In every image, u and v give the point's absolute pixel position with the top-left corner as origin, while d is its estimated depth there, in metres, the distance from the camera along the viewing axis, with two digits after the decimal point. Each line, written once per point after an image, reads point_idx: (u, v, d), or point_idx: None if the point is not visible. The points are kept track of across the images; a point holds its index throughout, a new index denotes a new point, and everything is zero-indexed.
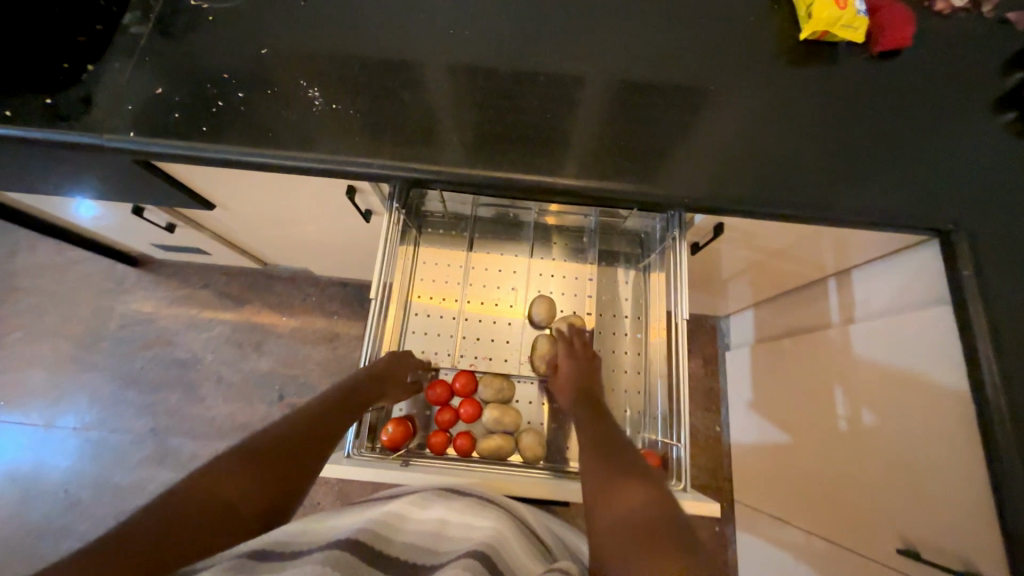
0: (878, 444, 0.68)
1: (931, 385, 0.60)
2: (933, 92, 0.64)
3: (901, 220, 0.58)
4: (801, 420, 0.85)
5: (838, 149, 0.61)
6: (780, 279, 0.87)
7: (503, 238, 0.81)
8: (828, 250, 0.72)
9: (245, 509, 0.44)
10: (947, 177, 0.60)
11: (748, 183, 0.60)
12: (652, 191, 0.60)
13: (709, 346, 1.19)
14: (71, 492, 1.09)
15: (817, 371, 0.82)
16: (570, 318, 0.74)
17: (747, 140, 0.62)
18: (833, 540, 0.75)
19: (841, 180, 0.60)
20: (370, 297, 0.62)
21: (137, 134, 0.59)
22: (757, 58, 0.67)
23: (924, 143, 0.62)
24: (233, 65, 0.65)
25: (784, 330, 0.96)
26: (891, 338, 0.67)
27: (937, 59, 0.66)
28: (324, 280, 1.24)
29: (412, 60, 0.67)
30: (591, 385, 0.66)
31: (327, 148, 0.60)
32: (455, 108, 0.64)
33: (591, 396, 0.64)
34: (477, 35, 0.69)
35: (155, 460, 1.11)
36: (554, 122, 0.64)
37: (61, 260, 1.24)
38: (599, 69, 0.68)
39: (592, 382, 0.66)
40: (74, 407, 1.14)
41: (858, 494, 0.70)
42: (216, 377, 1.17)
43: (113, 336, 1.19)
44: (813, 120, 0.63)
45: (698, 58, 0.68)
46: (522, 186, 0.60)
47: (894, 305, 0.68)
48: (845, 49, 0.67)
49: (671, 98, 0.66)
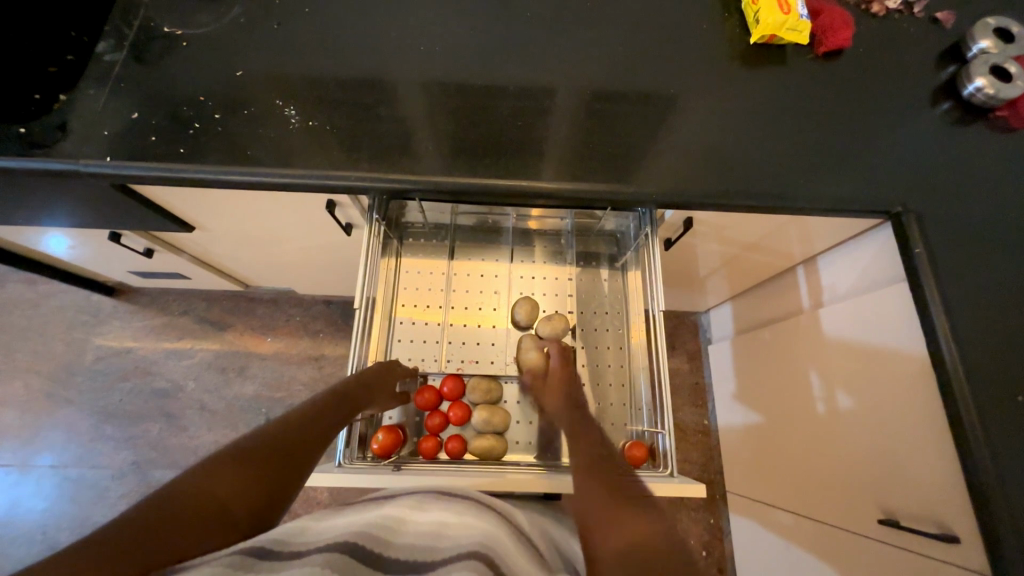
0: (855, 421, 0.70)
1: (897, 357, 0.63)
2: (875, 87, 0.69)
3: (855, 204, 0.62)
4: (782, 405, 0.88)
5: (792, 143, 0.65)
6: (752, 271, 0.90)
7: (483, 244, 0.82)
8: (793, 240, 0.76)
9: (237, 512, 0.43)
10: (894, 164, 0.64)
11: (712, 178, 0.63)
12: (622, 189, 0.62)
13: (692, 342, 1.22)
14: (48, 535, 1.04)
15: (792, 356, 0.86)
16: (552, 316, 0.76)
17: (709, 138, 0.66)
18: (819, 520, 0.77)
19: (798, 171, 0.64)
20: (354, 308, 0.63)
21: (113, 158, 0.59)
22: (712, 62, 0.72)
23: (871, 133, 0.66)
24: (209, 88, 0.66)
25: (761, 320, 0.99)
26: (857, 317, 0.70)
27: (876, 57, 0.71)
28: (307, 300, 1.23)
29: (385, 77, 0.69)
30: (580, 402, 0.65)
31: (305, 163, 0.61)
32: (429, 120, 0.66)
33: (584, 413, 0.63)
34: (448, 51, 0.72)
35: (137, 495, 1.08)
36: (526, 130, 0.66)
37: (32, 295, 1.20)
38: (565, 78, 0.71)
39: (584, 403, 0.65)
40: (50, 446, 1.10)
41: (839, 471, 0.73)
42: (199, 404, 1.15)
43: (90, 370, 1.16)
44: (768, 118, 0.67)
45: (658, 64, 0.72)
46: (499, 191, 0.62)
47: (857, 286, 0.72)
48: (792, 52, 0.72)
49: (635, 102, 0.69)
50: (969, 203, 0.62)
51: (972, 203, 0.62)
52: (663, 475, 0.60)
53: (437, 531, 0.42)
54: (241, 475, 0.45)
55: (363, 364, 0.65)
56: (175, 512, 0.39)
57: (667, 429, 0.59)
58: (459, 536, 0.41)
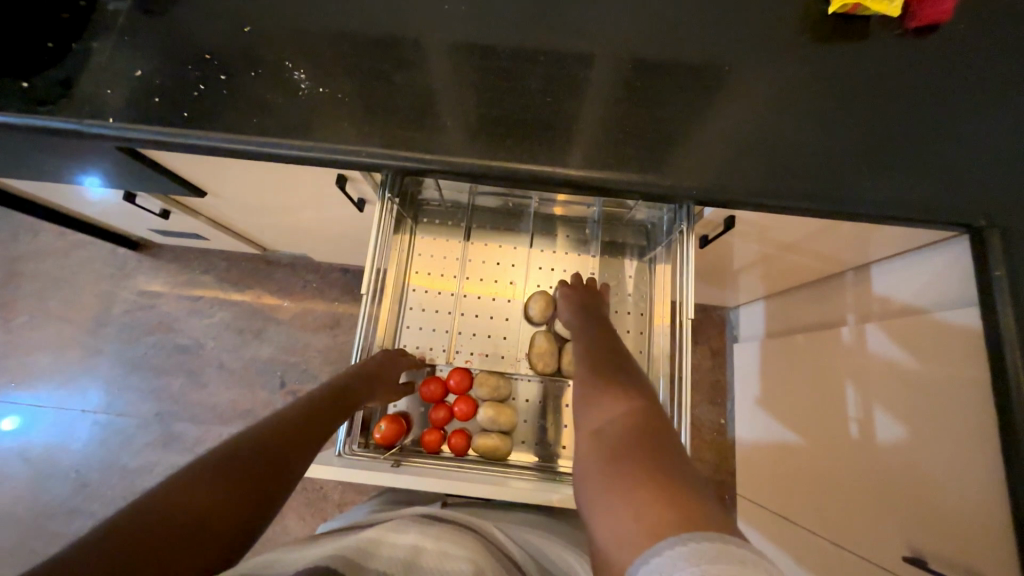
0: (890, 449, 0.65)
1: (950, 391, 0.57)
2: (974, 73, 0.59)
3: (929, 215, 0.54)
4: (810, 418, 0.83)
5: (863, 137, 0.57)
6: (794, 272, 0.83)
7: (502, 228, 0.77)
8: (847, 245, 0.68)
9: (217, 519, 0.40)
10: (984, 168, 0.55)
11: (763, 174, 0.56)
12: (659, 182, 0.56)
13: (717, 338, 1.16)
14: (81, 473, 1.11)
15: (828, 369, 0.79)
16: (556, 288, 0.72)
17: (764, 127, 0.58)
18: (836, 543, 0.73)
19: (866, 172, 0.55)
20: (362, 291, 0.61)
21: (116, 120, 0.56)
22: (778, 35, 0.62)
23: (960, 129, 0.57)
24: (217, 46, 0.61)
25: (796, 324, 0.92)
26: (909, 339, 0.64)
27: (979, 35, 0.60)
28: (324, 267, 1.22)
29: (405, 38, 0.63)
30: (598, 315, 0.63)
31: (313, 134, 0.57)
32: (450, 91, 0.60)
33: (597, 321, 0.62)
34: (476, 11, 0.64)
35: (161, 444, 1.13)
36: (557, 107, 0.60)
37: (62, 245, 1.23)
38: (605, 47, 0.63)
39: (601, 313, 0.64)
40: (81, 391, 1.16)
41: (866, 497, 0.68)
42: (219, 363, 1.17)
43: (117, 321, 1.20)
44: (837, 105, 0.58)
45: (714, 35, 0.63)
46: (521, 176, 0.56)
47: (915, 306, 0.65)
48: (876, 25, 0.61)
49: (682, 79, 0.61)
50: None
51: None
52: None
53: (412, 555, 0.41)
54: (224, 478, 0.42)
55: (368, 353, 0.64)
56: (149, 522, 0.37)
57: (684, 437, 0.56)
58: (433, 562, 0.40)
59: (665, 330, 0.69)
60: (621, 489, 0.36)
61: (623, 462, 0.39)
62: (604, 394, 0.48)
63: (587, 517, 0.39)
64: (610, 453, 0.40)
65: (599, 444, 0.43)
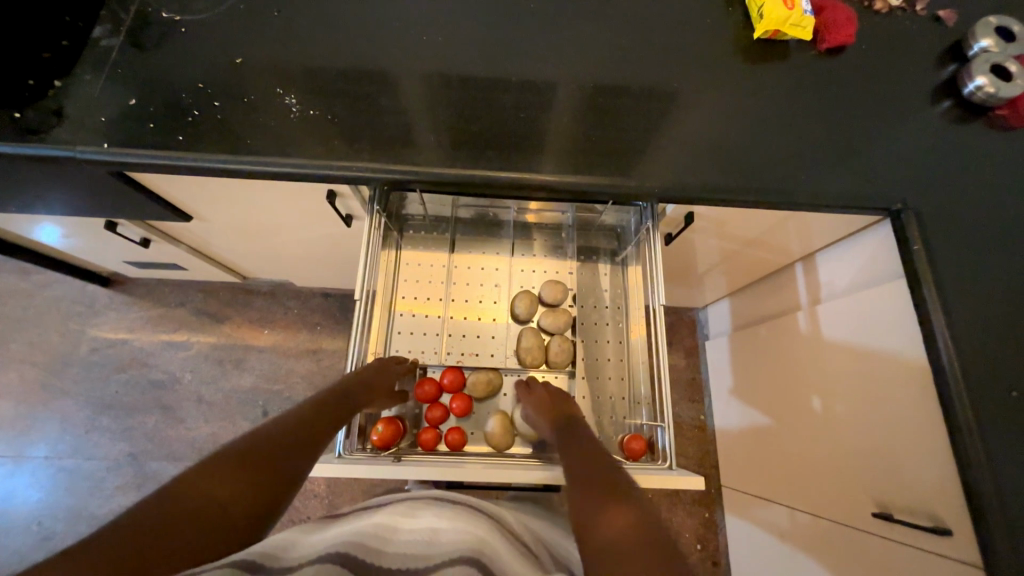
0: (849, 412, 0.71)
1: (892, 349, 0.64)
2: (878, 84, 0.69)
3: (855, 201, 0.62)
4: (779, 400, 0.89)
5: (793, 139, 0.66)
6: (752, 267, 0.91)
7: (484, 238, 0.82)
8: (793, 236, 0.76)
9: (235, 511, 0.44)
10: (895, 161, 0.64)
11: (713, 174, 0.63)
12: (624, 184, 0.62)
13: (689, 338, 1.23)
14: (44, 525, 1.04)
15: (788, 351, 0.87)
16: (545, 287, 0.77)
17: (711, 134, 0.66)
18: (813, 513, 0.78)
19: (798, 167, 0.64)
20: (355, 300, 0.63)
21: (110, 145, 0.59)
22: (715, 57, 0.72)
23: (871, 129, 0.66)
24: (208, 76, 0.65)
25: (758, 316, 0.99)
26: (853, 313, 0.71)
27: (878, 54, 0.71)
28: (304, 292, 1.22)
29: (387, 67, 0.69)
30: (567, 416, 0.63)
31: (304, 153, 0.61)
32: (431, 112, 0.66)
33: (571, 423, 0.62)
34: (450, 43, 0.71)
35: (133, 487, 1.07)
36: (528, 123, 0.66)
37: (26, 285, 1.19)
38: (568, 71, 0.71)
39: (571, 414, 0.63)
40: (45, 436, 1.10)
41: (833, 463, 0.74)
42: (196, 396, 1.14)
43: (85, 361, 1.15)
44: (770, 114, 0.67)
45: (661, 58, 0.72)
46: (501, 184, 0.62)
47: (855, 286, 0.73)
48: (795, 47, 0.71)
49: (637, 97, 0.69)
50: (969, 202, 0.63)
51: (970, 201, 0.63)
52: (662, 467, 0.59)
53: (430, 535, 0.48)
54: (235, 477, 0.46)
55: (364, 361, 0.66)
56: (175, 517, 0.41)
57: (668, 424, 0.59)
58: (451, 536, 0.47)
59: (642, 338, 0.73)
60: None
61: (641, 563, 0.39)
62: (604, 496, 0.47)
63: None
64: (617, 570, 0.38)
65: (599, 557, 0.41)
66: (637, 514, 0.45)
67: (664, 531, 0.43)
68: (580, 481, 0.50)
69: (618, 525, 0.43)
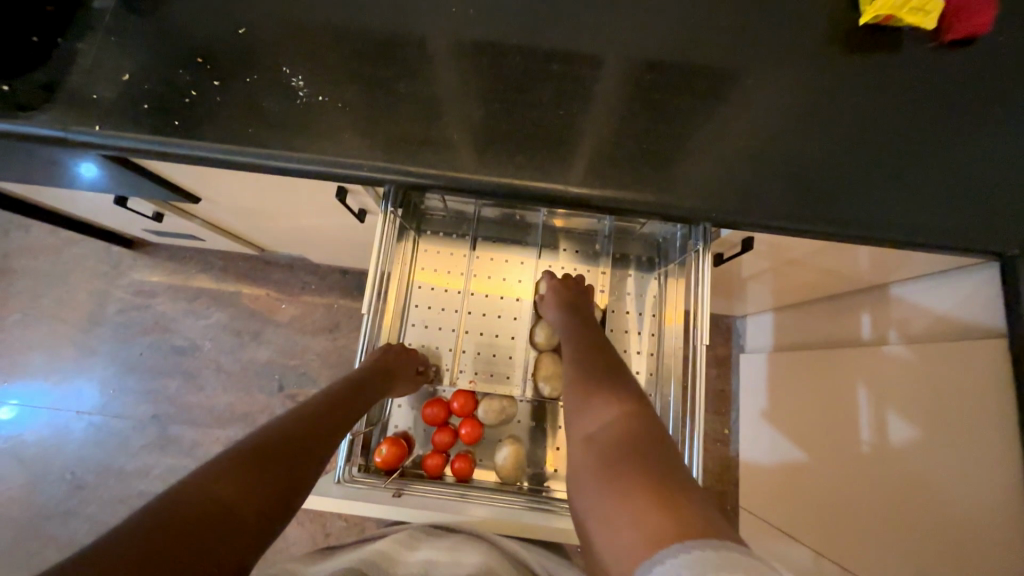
0: (901, 472, 0.64)
1: (972, 412, 0.55)
2: (1010, 91, 0.56)
3: (959, 242, 0.51)
4: (820, 436, 0.81)
5: (891, 158, 0.54)
6: (808, 288, 0.80)
7: (509, 242, 0.75)
8: (866, 265, 0.65)
9: (247, 512, 0.41)
10: (1017, 193, 0.52)
11: (785, 196, 0.53)
12: (676, 202, 0.53)
13: (722, 347, 1.14)
14: (77, 475, 1.10)
15: (839, 387, 0.78)
16: None
17: (788, 144, 0.55)
18: (840, 564, 0.72)
19: (891, 194, 0.53)
20: (367, 290, 0.59)
21: (103, 128, 0.53)
22: (805, 45, 0.59)
23: (994, 150, 0.54)
24: (210, 48, 0.58)
25: (806, 339, 0.90)
26: (928, 365, 0.62)
27: (1017, 49, 0.57)
28: (323, 268, 1.19)
29: (410, 43, 0.59)
30: (579, 308, 0.64)
31: (311, 146, 0.54)
32: (457, 100, 0.57)
33: (579, 311, 0.64)
34: (485, 13, 0.61)
35: (156, 448, 1.11)
36: (568, 119, 0.57)
37: (54, 242, 1.20)
38: (622, 54, 0.59)
39: (584, 306, 0.65)
40: (76, 391, 1.14)
41: (873, 520, 0.67)
42: (215, 365, 1.15)
43: (111, 321, 1.17)
44: (865, 123, 0.55)
45: (738, 43, 0.60)
46: (530, 193, 0.54)
47: (938, 332, 0.62)
48: (910, 37, 0.58)
49: (703, 92, 0.58)
50: None
51: None
52: None
53: None
54: (248, 474, 0.43)
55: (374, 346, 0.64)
56: (186, 515, 0.38)
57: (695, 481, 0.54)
58: None
59: (677, 329, 0.67)
60: (615, 499, 0.40)
61: (617, 460, 0.43)
62: (597, 398, 0.51)
63: (585, 514, 0.42)
64: (604, 459, 0.44)
65: (591, 449, 0.46)
66: (630, 410, 0.48)
67: (653, 421, 0.47)
68: (582, 378, 0.54)
69: (610, 421, 0.47)
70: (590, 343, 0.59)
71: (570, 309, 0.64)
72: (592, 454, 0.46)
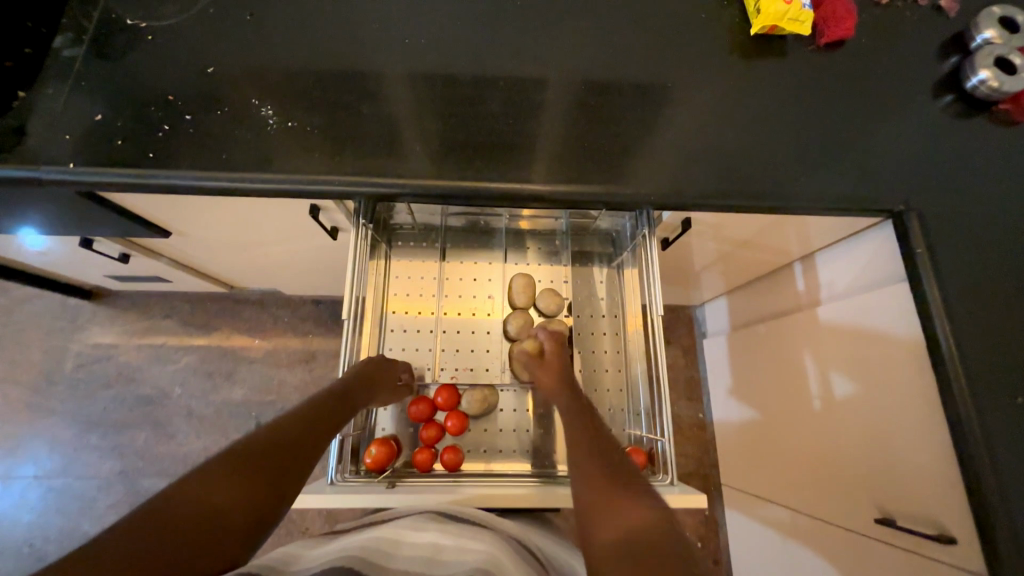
0: (850, 415, 0.71)
1: (897, 349, 0.62)
2: (878, 80, 0.67)
3: (856, 204, 0.60)
4: (779, 401, 0.88)
5: (793, 140, 0.63)
6: (749, 267, 0.89)
7: (476, 247, 0.80)
8: (791, 237, 0.74)
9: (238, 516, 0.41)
10: (895, 160, 0.63)
11: (710, 178, 0.61)
12: (619, 191, 0.60)
13: (686, 336, 1.22)
14: (36, 546, 1.02)
15: (786, 350, 0.86)
16: (546, 295, 0.76)
17: (707, 135, 0.64)
18: (815, 515, 0.78)
19: (797, 170, 0.62)
20: (344, 311, 0.61)
21: (76, 165, 0.55)
22: (711, 54, 0.69)
23: (872, 128, 0.64)
24: (179, 86, 0.61)
25: (757, 316, 0.98)
26: (853, 315, 0.70)
27: (878, 47, 0.69)
28: (295, 300, 1.20)
29: (369, 72, 0.65)
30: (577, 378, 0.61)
31: (282, 167, 0.58)
32: (417, 119, 0.63)
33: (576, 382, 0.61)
34: (435, 43, 0.68)
35: (126, 505, 1.05)
36: (518, 128, 0.63)
37: (4, 301, 1.15)
38: (560, 71, 0.68)
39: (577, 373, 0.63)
40: (33, 456, 1.07)
41: (836, 466, 0.73)
42: (186, 410, 1.12)
43: (71, 377, 1.13)
44: (768, 113, 0.65)
45: (655, 55, 0.69)
46: (490, 195, 0.59)
47: (857, 287, 0.71)
48: (794, 43, 0.69)
49: (632, 97, 0.66)
50: (972, 200, 0.61)
51: (975, 200, 0.61)
52: (664, 483, 0.58)
53: (433, 552, 0.45)
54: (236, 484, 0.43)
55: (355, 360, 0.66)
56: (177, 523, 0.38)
57: (667, 437, 0.58)
58: (455, 555, 0.44)
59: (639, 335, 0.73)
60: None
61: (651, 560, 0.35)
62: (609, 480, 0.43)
63: None
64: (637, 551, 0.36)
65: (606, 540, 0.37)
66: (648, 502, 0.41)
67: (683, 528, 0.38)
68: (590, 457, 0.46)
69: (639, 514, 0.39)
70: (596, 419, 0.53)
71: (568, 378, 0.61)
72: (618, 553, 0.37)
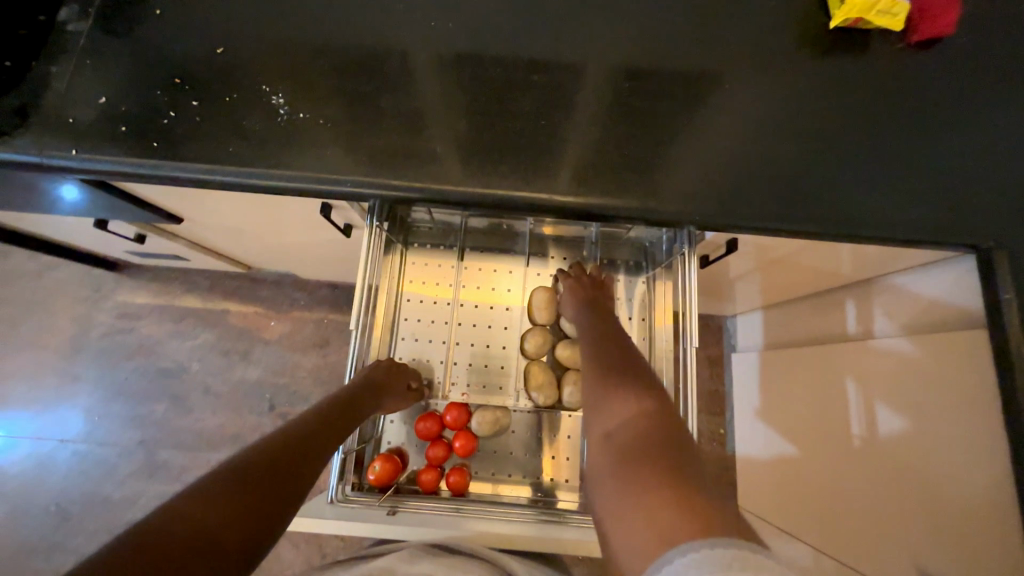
0: (895, 466, 0.64)
1: (966, 404, 0.55)
2: (977, 88, 0.57)
3: (935, 237, 0.52)
4: (812, 434, 0.82)
5: (867, 156, 0.55)
6: (795, 285, 0.82)
7: (497, 251, 0.75)
8: (850, 261, 0.66)
9: (224, 536, 0.38)
10: (988, 186, 0.54)
11: (765, 197, 0.54)
12: (659, 207, 0.53)
13: (714, 347, 1.15)
14: (62, 507, 1.07)
15: (827, 382, 0.79)
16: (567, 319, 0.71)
17: (765, 146, 0.56)
18: (840, 561, 0.72)
19: (869, 192, 0.54)
20: (355, 298, 0.58)
21: (78, 152, 0.52)
22: (778, 49, 0.60)
23: (964, 146, 0.55)
24: (188, 68, 0.57)
25: (797, 335, 0.91)
26: (915, 358, 0.62)
27: (981, 49, 0.58)
28: (311, 284, 1.18)
29: (391, 57, 0.59)
30: (595, 301, 0.64)
31: (292, 162, 0.54)
32: (441, 113, 0.57)
33: (596, 304, 0.63)
34: (465, 26, 0.61)
35: (145, 474, 1.09)
36: (551, 128, 0.57)
37: (33, 267, 1.17)
38: (602, 63, 0.60)
39: (601, 299, 0.64)
40: (59, 420, 1.11)
41: (872, 514, 0.67)
42: (203, 387, 1.13)
43: (95, 346, 1.15)
44: (841, 123, 0.57)
45: (713, 48, 0.61)
46: (515, 204, 0.54)
47: (920, 322, 0.64)
48: (879, 39, 0.59)
49: (683, 97, 0.59)
50: None
51: None
52: None
53: None
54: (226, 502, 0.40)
55: (364, 362, 0.63)
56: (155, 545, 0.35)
57: None
58: None
59: (668, 331, 0.68)
60: (630, 493, 0.38)
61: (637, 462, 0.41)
62: (611, 394, 0.49)
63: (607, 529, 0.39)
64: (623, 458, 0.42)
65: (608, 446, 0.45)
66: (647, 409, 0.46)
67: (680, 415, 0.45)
68: (598, 375, 0.52)
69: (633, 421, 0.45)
70: (614, 337, 0.58)
71: (586, 304, 0.63)
72: (610, 454, 0.44)
